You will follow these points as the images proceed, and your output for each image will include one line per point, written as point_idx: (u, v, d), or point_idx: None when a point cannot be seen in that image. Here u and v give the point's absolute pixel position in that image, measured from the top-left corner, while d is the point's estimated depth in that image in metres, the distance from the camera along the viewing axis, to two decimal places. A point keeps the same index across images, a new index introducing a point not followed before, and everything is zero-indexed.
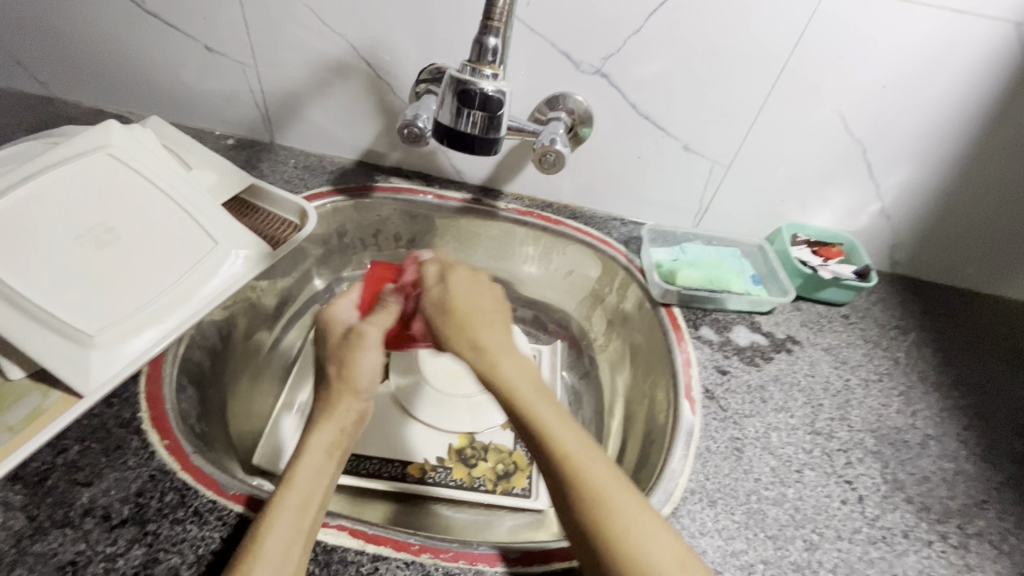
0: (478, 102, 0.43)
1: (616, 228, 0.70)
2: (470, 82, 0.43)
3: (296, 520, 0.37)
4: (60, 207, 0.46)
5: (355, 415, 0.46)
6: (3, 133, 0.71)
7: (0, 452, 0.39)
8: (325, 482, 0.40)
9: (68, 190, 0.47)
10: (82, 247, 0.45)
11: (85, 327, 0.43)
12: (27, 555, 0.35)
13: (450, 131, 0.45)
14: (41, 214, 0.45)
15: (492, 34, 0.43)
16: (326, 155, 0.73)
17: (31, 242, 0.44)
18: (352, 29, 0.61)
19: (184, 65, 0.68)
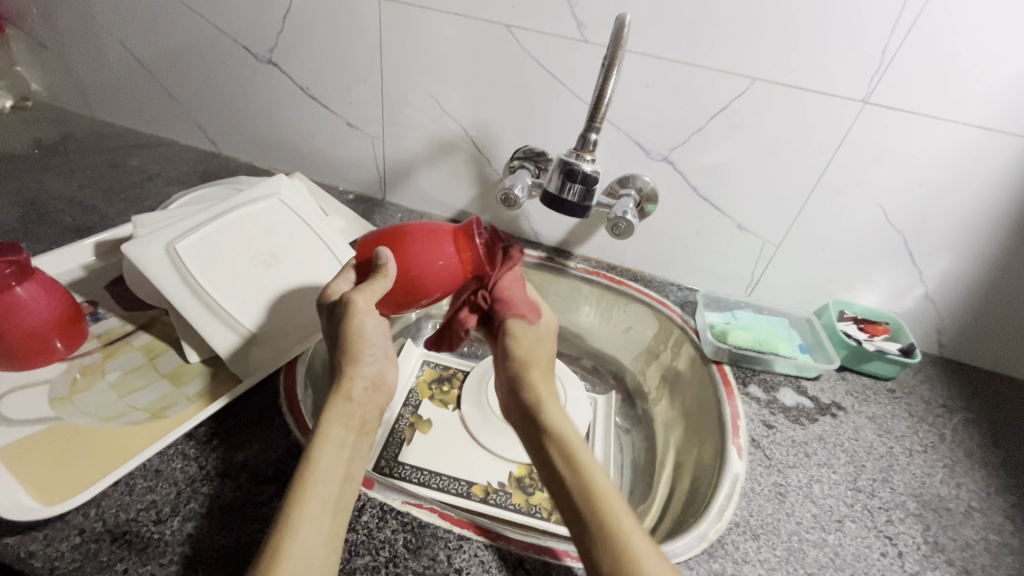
0: (580, 179, 0.55)
1: (673, 292, 0.79)
2: (574, 163, 0.55)
3: (325, 489, 0.41)
4: (243, 236, 0.60)
5: (365, 384, 0.49)
6: (182, 178, 0.90)
7: (183, 414, 0.51)
8: (346, 452, 0.44)
9: (249, 224, 0.61)
10: (255, 267, 0.59)
11: (252, 327, 0.55)
12: (198, 494, 0.45)
13: (554, 199, 0.57)
14: (229, 240, 0.59)
15: (593, 131, 0.55)
16: (426, 213, 0.88)
17: (222, 260, 0.57)
18: (464, 116, 0.76)
19: (326, 135, 0.85)
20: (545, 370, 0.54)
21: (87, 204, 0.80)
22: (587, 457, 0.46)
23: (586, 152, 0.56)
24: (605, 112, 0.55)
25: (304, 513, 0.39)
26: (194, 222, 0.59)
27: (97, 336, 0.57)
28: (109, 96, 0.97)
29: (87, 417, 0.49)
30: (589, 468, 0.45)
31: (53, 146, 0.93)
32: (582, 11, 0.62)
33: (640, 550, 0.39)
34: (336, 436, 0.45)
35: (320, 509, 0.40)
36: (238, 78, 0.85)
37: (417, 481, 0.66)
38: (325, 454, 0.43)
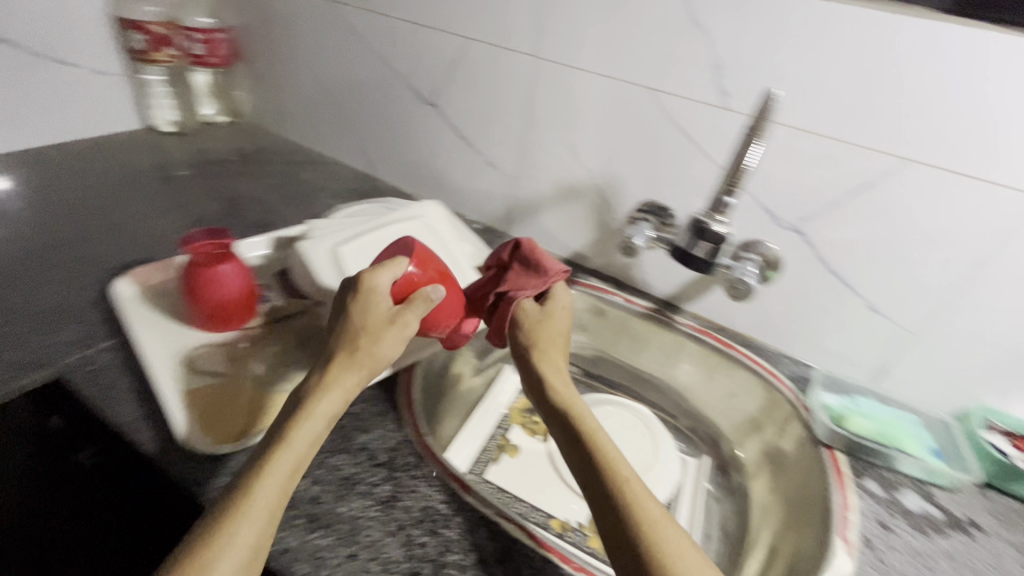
0: (712, 239, 0.59)
1: (786, 365, 0.75)
2: (707, 224, 0.60)
3: (290, 461, 0.44)
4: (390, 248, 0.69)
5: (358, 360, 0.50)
6: (342, 193, 1.05)
7: None
8: (313, 414, 0.47)
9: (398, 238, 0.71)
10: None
11: None
12: (325, 463, 0.52)
13: (683, 254, 0.61)
14: (379, 250, 0.68)
15: (730, 195, 0.58)
16: (544, 250, 0.93)
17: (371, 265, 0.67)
18: (596, 166, 0.81)
19: (466, 170, 0.95)
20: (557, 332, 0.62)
21: (269, 205, 0.96)
22: (585, 414, 0.55)
23: (723, 215, 0.60)
24: (745, 179, 0.57)
25: (257, 496, 0.41)
26: (354, 232, 0.69)
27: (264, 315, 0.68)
28: (298, 120, 1.16)
29: (250, 378, 0.59)
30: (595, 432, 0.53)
31: (250, 155, 1.13)
32: (728, 81, 0.65)
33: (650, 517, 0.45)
34: (324, 411, 0.48)
35: (274, 500, 0.42)
36: (402, 114, 0.98)
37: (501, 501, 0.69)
38: (300, 431, 0.46)
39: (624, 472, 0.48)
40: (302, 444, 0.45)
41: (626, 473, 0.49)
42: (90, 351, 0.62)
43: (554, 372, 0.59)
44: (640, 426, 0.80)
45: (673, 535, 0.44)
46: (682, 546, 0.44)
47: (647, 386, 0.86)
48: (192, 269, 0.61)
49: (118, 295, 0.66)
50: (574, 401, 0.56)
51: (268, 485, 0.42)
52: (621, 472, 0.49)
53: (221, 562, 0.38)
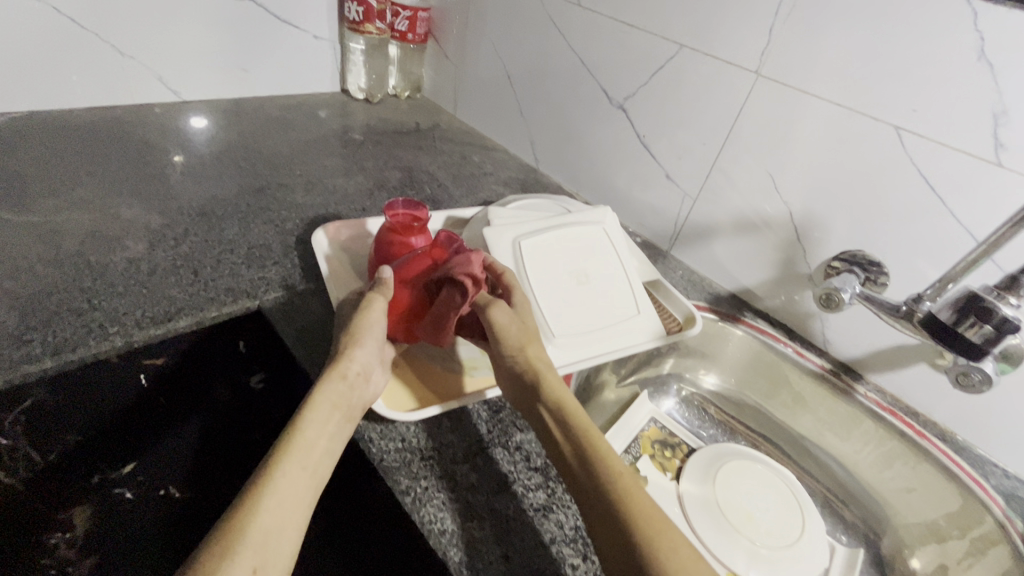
0: (996, 322, 0.53)
1: (995, 475, 0.63)
2: (992, 303, 0.53)
3: (306, 447, 0.45)
4: (566, 249, 0.68)
5: (360, 374, 0.51)
6: (506, 181, 1.06)
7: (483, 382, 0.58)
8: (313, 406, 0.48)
9: (575, 241, 0.69)
10: (569, 278, 0.66)
11: (555, 332, 0.62)
12: (485, 453, 0.52)
13: (946, 328, 0.56)
14: (557, 249, 0.67)
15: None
16: (707, 278, 0.87)
17: (548, 263, 0.65)
18: (798, 201, 0.73)
19: (641, 181, 0.91)
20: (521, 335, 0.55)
21: (441, 182, 1.00)
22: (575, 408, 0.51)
23: (1011, 292, 0.54)
24: None
25: (280, 482, 0.42)
26: (534, 228, 0.69)
27: None
28: (474, 103, 1.19)
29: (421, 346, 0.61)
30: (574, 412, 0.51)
31: (426, 131, 1.19)
32: (1011, 133, 0.55)
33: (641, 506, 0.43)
34: (326, 410, 0.48)
35: (302, 472, 0.43)
36: (584, 113, 0.96)
37: None
38: (306, 424, 0.46)
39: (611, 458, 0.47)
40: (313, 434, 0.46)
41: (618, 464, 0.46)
42: (287, 292, 0.68)
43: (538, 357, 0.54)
44: (788, 495, 0.71)
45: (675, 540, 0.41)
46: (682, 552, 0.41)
47: (799, 451, 0.78)
48: (390, 234, 0.64)
49: (317, 245, 0.71)
50: (561, 390, 0.52)
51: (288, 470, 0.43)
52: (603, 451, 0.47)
53: (252, 537, 0.38)
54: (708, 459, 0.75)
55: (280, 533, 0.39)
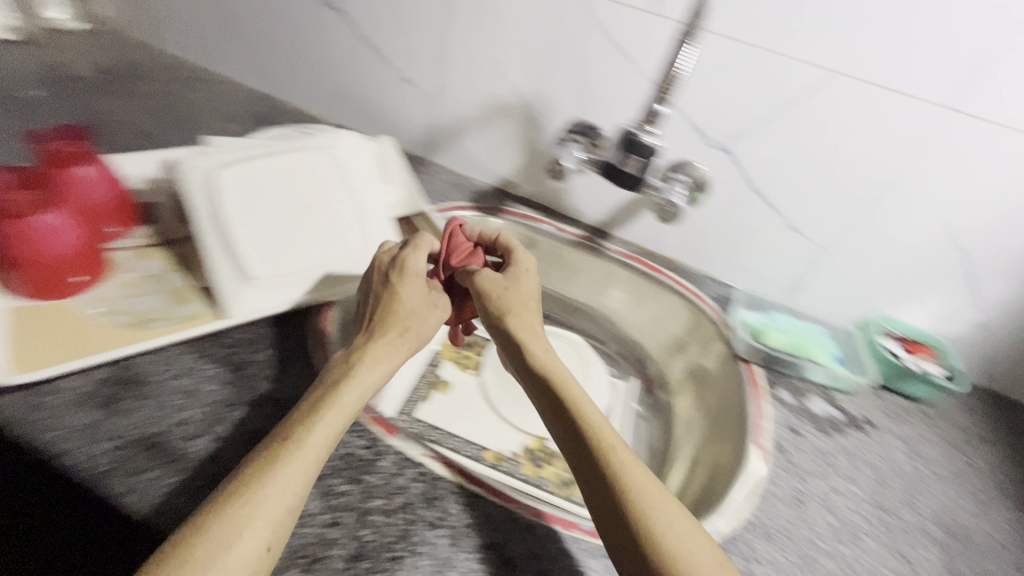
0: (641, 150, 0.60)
1: (711, 287, 0.77)
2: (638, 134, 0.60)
3: (335, 425, 0.43)
4: (282, 180, 0.60)
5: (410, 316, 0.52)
6: (235, 115, 0.91)
7: (167, 332, 0.51)
8: (370, 386, 0.47)
9: (288, 171, 0.61)
10: (282, 214, 0.59)
11: (253, 271, 0.55)
12: (227, 417, 0.46)
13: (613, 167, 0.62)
14: (269, 181, 0.59)
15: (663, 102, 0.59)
16: (469, 177, 0.87)
17: (252, 201, 0.57)
18: (521, 81, 0.74)
19: (382, 89, 0.86)
20: (531, 317, 0.57)
21: (147, 130, 0.82)
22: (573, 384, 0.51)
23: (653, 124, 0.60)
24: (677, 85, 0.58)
25: (261, 494, 0.37)
26: (244, 155, 0.60)
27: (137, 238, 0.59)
28: (172, 26, 0.97)
29: (114, 319, 0.51)
30: (564, 382, 0.51)
31: (117, 70, 0.95)
32: None
33: (617, 459, 0.44)
34: (363, 387, 0.46)
35: (297, 479, 0.39)
36: (301, 21, 0.85)
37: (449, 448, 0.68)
38: (320, 428, 0.42)
39: (590, 417, 0.47)
40: (329, 432, 0.42)
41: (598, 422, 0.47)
42: None
43: (516, 322, 0.55)
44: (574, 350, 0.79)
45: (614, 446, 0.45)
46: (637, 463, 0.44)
47: (578, 314, 0.85)
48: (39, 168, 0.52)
49: None
50: (550, 361, 0.52)
51: (310, 450, 0.40)
52: (588, 417, 0.47)
53: (247, 534, 0.35)
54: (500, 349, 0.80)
55: (248, 547, 0.35)
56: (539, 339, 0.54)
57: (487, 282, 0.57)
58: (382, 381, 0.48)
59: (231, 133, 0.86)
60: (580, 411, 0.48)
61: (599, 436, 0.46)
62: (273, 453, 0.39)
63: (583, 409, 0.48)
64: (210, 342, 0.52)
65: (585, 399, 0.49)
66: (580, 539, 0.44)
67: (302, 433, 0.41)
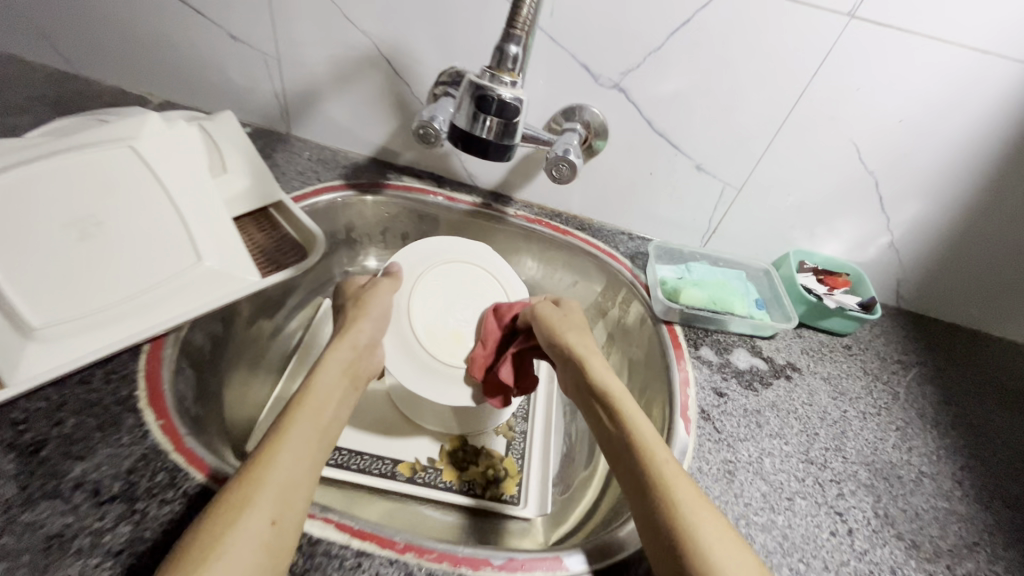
0: (495, 109, 0.41)
1: (623, 242, 0.70)
2: (488, 87, 0.42)
3: (315, 423, 0.44)
4: (60, 190, 0.45)
5: (366, 341, 0.54)
6: (27, 105, 0.72)
7: None
8: (337, 396, 0.48)
9: (66, 175, 0.45)
10: (66, 236, 0.44)
11: (34, 321, 0.41)
12: (15, 523, 0.35)
13: (465, 134, 0.43)
14: (41, 193, 0.44)
15: (513, 42, 0.42)
16: (341, 149, 0.74)
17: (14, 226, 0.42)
18: (375, 27, 0.61)
19: (211, 52, 0.70)
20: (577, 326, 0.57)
21: None
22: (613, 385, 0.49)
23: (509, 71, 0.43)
24: (525, 20, 0.42)
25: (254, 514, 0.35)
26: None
27: None
28: None
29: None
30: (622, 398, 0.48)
31: None
32: None
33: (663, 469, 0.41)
34: (322, 396, 0.47)
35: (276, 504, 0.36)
36: None
37: (356, 469, 0.59)
38: (289, 449, 0.40)
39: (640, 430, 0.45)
40: (300, 454, 0.40)
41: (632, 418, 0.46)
42: None
43: (582, 346, 0.54)
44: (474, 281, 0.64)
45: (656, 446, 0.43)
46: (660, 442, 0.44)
47: None
48: None
49: None
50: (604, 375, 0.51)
51: (296, 444, 0.41)
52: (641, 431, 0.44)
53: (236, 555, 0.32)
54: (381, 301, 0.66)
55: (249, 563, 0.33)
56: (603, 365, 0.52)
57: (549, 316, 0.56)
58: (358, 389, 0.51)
59: (21, 130, 0.68)
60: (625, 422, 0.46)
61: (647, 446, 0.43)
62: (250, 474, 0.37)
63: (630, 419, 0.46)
64: None
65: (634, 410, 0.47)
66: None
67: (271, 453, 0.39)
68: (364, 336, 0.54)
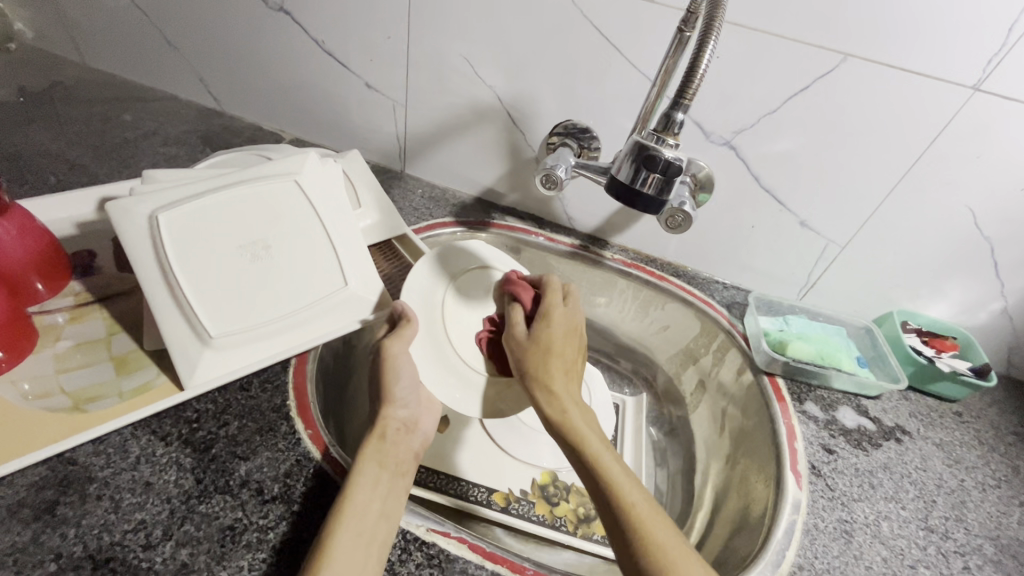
0: (662, 168, 0.44)
1: (718, 291, 0.72)
2: (655, 149, 0.45)
3: (357, 527, 0.38)
4: (239, 216, 0.51)
5: (398, 426, 0.48)
6: (182, 138, 0.82)
7: (107, 413, 0.43)
8: (380, 493, 0.41)
9: (244, 204, 0.51)
10: (241, 257, 0.49)
11: (214, 331, 0.46)
12: (194, 513, 0.39)
13: (625, 189, 0.46)
14: (225, 218, 0.50)
15: (682, 109, 0.44)
16: (449, 188, 0.80)
17: (203, 246, 0.48)
18: (501, 82, 0.67)
19: (345, 97, 0.78)
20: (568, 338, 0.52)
21: (80, 165, 0.73)
22: (579, 419, 0.46)
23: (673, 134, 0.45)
24: (699, 86, 0.43)
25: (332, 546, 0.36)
26: (191, 192, 0.51)
27: (74, 294, 0.51)
28: (98, 41, 0.87)
29: (43, 405, 0.43)
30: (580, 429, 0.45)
31: (40, 96, 0.85)
32: None
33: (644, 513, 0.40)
34: (365, 497, 0.40)
35: (355, 539, 0.37)
36: (249, 27, 0.77)
37: (454, 492, 0.61)
38: (359, 488, 0.40)
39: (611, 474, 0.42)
40: (371, 492, 0.41)
41: (598, 453, 0.44)
42: None
43: (559, 382, 0.48)
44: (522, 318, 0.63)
45: (610, 465, 0.43)
46: (640, 488, 0.42)
47: None
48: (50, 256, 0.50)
49: None
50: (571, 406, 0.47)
51: (343, 556, 0.36)
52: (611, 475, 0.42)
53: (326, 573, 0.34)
54: (453, 258, 0.61)
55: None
56: (571, 382, 0.49)
57: (556, 288, 0.56)
58: (427, 437, 0.50)
59: (178, 160, 0.77)
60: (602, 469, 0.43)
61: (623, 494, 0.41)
62: (331, 512, 0.39)
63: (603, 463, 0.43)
64: (167, 420, 0.45)
65: (598, 443, 0.45)
66: None
67: (348, 489, 0.40)
68: (393, 423, 0.48)
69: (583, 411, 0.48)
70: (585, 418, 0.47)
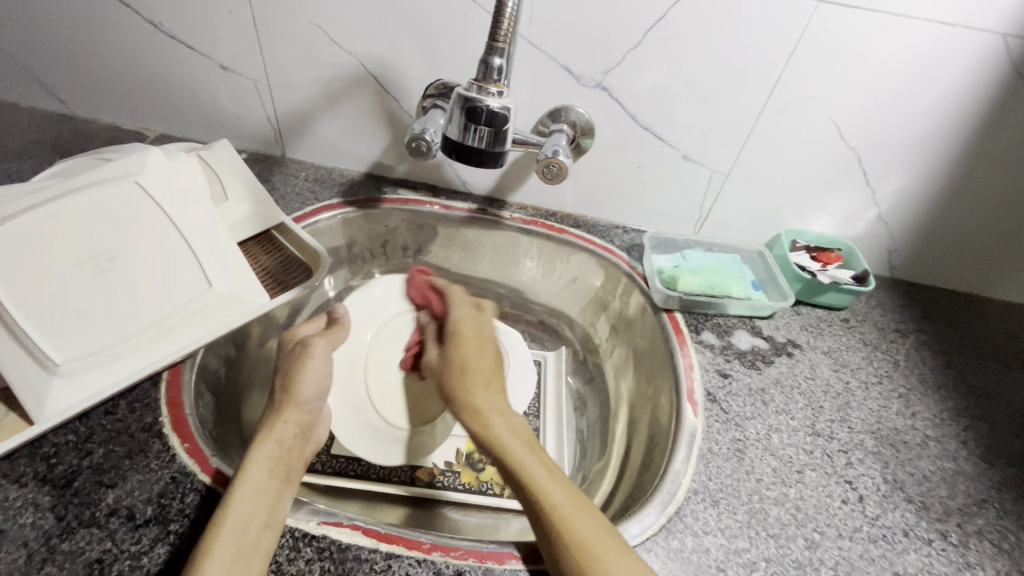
0: (484, 118, 0.44)
1: (618, 235, 0.72)
2: (476, 99, 0.45)
3: (238, 538, 0.36)
4: (71, 230, 0.46)
5: (294, 430, 0.47)
6: (27, 150, 0.74)
7: None
8: (269, 497, 0.40)
9: (74, 216, 0.47)
10: (79, 273, 0.45)
11: (58, 358, 0.42)
12: (56, 553, 0.37)
13: (457, 145, 0.46)
14: (52, 234, 0.45)
15: (497, 55, 0.45)
16: (335, 168, 0.76)
17: (30, 268, 0.44)
18: (362, 48, 0.63)
19: (202, 83, 0.71)
20: (485, 357, 0.52)
21: None
22: (505, 433, 0.45)
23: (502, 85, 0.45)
24: (510, 27, 0.44)
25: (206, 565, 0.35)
26: (8, 210, 0.45)
27: None
28: None
29: None
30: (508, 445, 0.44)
31: None
32: None
33: (582, 536, 0.38)
34: (249, 505, 0.38)
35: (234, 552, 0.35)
36: (76, 16, 0.68)
37: (375, 477, 0.60)
38: (242, 499, 0.39)
39: (552, 501, 0.40)
40: (260, 500, 0.39)
41: (537, 475, 0.42)
42: None
43: (483, 402, 0.48)
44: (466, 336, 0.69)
45: (539, 475, 0.42)
46: (569, 509, 0.39)
47: (490, 293, 0.79)
48: None
49: None
50: (508, 424, 0.46)
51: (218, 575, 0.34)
52: (551, 496, 0.40)
53: None
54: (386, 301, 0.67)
55: None
56: (491, 394, 0.49)
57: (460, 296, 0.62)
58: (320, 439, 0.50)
59: (22, 176, 0.70)
60: (536, 488, 0.41)
61: (567, 531, 0.38)
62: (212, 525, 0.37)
63: (535, 478, 0.42)
64: (21, 460, 0.41)
65: (539, 470, 0.42)
66: (495, 570, 0.40)
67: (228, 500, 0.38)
68: (291, 425, 0.47)
69: (506, 417, 0.47)
70: (506, 419, 0.46)
